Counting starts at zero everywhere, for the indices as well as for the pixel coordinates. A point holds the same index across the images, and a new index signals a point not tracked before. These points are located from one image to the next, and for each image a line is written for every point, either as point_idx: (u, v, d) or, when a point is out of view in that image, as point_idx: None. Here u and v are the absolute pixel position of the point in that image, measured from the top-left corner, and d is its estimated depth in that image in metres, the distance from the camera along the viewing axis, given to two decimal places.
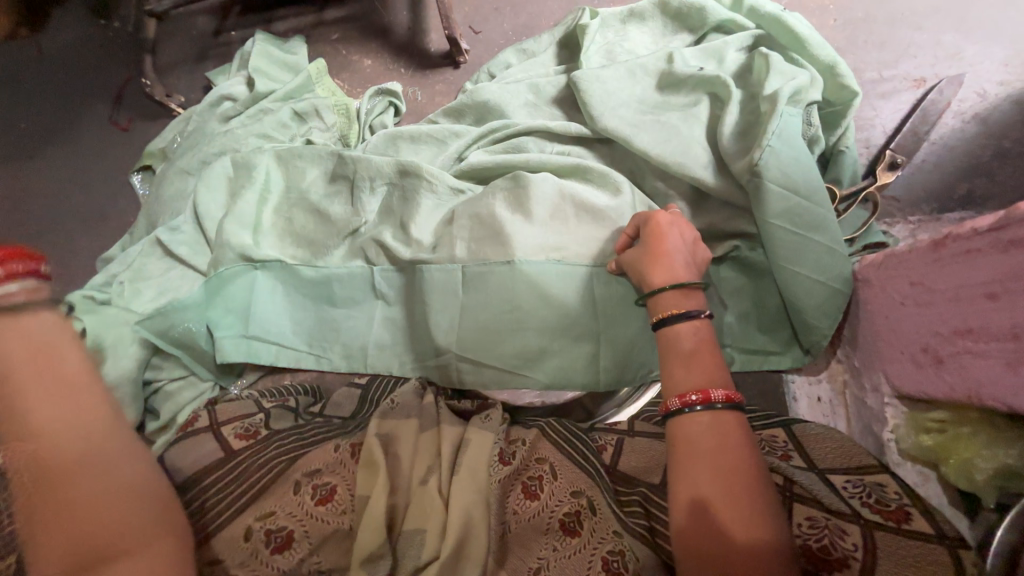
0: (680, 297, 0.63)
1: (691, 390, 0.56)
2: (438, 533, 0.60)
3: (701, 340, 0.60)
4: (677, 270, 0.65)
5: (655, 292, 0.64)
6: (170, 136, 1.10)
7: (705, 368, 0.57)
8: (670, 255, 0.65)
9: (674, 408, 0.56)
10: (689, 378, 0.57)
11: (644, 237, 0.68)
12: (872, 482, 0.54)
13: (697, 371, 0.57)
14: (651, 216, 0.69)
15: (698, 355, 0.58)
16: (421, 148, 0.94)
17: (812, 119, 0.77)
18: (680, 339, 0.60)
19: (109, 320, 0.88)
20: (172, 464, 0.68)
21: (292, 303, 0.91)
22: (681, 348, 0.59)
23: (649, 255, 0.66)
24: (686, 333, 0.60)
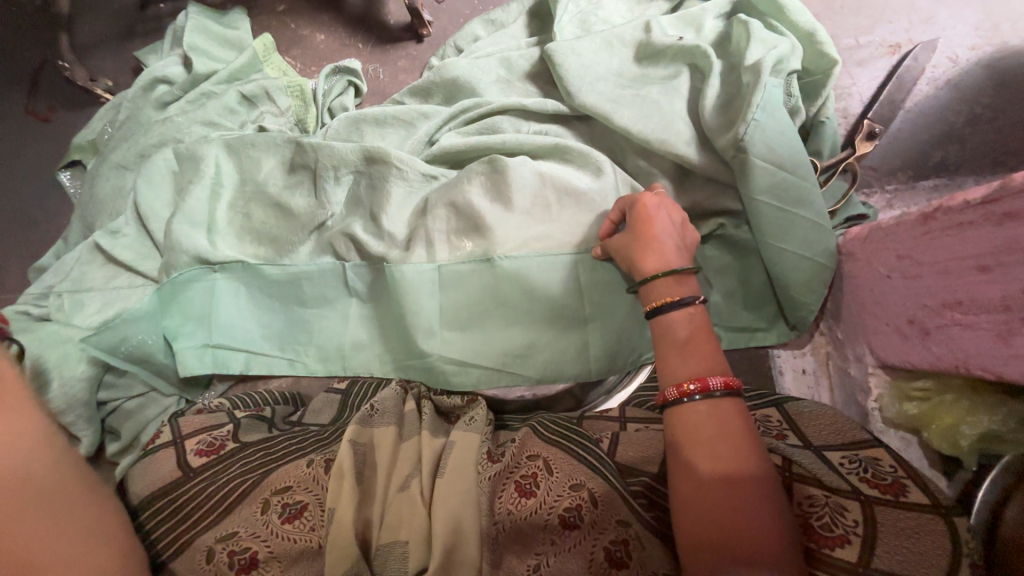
0: (672, 283, 0.61)
1: (688, 380, 0.54)
2: (424, 541, 0.58)
3: (695, 326, 0.58)
4: (667, 254, 0.63)
5: (647, 280, 0.62)
6: (101, 127, 0.99)
7: (700, 355, 0.56)
8: (659, 239, 0.63)
9: (672, 398, 0.55)
10: (686, 366, 0.56)
11: (631, 222, 0.66)
12: (867, 456, 0.58)
13: (694, 358, 0.56)
14: (636, 199, 0.67)
15: (693, 343, 0.57)
16: (388, 132, 0.87)
17: (792, 90, 0.75)
18: (675, 327, 0.58)
19: (49, 338, 0.79)
20: (133, 483, 0.65)
21: (258, 306, 0.85)
22: (675, 338, 0.58)
23: (637, 241, 0.64)
24: (680, 321, 0.58)
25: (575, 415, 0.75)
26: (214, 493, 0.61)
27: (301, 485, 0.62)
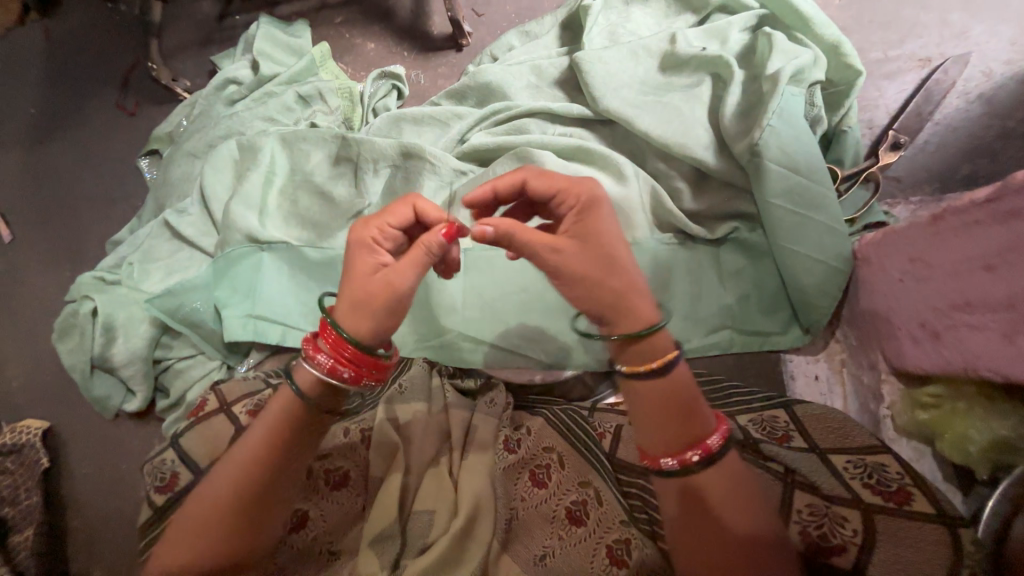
0: (646, 347, 0.50)
1: (687, 450, 0.49)
2: (448, 512, 0.65)
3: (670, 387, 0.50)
4: (610, 240, 0.50)
5: (636, 337, 0.50)
6: (177, 120, 1.12)
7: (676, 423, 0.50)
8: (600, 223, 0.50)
9: (670, 467, 0.49)
10: (667, 437, 0.49)
11: (575, 222, 0.51)
12: (874, 462, 0.55)
13: (682, 426, 0.49)
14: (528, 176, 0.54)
15: (668, 411, 0.50)
16: (424, 130, 0.94)
17: (816, 99, 0.76)
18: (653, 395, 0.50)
19: (119, 299, 0.91)
20: (190, 447, 0.69)
21: (298, 283, 0.93)
22: (666, 403, 0.50)
23: (580, 226, 0.51)
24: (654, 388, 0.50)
25: (585, 405, 0.77)
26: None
27: (341, 452, 0.69)
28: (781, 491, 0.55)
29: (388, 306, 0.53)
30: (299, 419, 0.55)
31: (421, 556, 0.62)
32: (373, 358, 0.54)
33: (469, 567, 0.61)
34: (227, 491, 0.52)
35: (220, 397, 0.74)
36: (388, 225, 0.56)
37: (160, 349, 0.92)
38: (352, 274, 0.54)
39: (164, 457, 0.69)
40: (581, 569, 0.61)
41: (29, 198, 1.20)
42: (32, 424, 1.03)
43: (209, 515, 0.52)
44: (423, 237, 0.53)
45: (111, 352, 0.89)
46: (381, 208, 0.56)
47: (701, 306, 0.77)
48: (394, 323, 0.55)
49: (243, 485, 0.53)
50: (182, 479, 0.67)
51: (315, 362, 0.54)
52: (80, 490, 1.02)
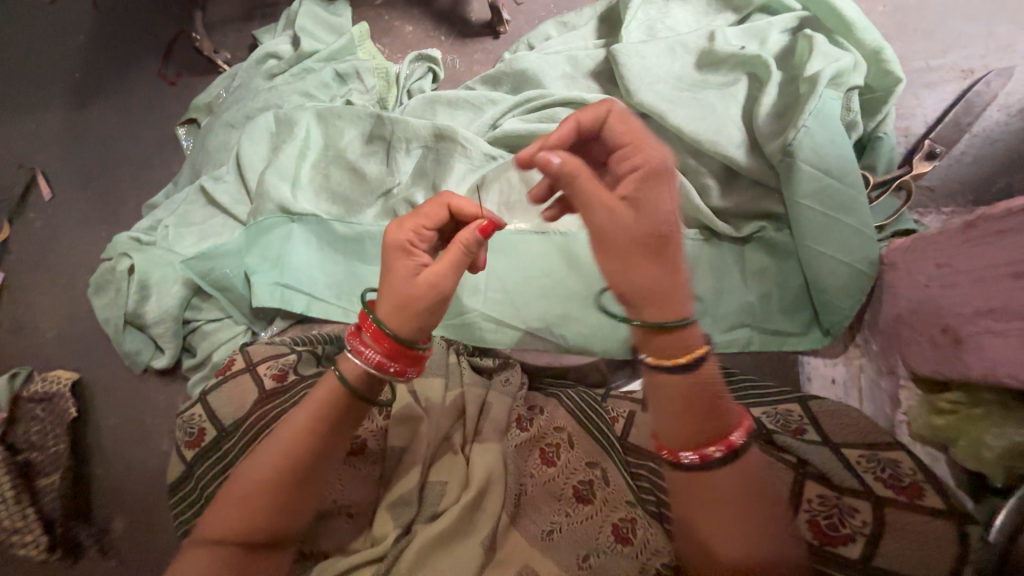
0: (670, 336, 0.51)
1: (710, 444, 0.50)
2: (460, 484, 0.67)
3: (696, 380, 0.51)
4: (667, 212, 0.54)
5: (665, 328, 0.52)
6: (217, 91, 1.15)
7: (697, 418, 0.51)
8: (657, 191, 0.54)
9: (690, 462, 0.50)
10: (692, 432, 0.51)
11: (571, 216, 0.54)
12: (887, 458, 0.57)
13: (705, 422, 0.51)
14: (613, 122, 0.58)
15: (692, 405, 0.51)
16: (457, 114, 0.96)
17: (852, 104, 0.76)
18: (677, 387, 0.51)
19: (155, 259, 0.94)
20: (219, 406, 0.72)
21: (325, 256, 0.96)
22: (695, 399, 0.51)
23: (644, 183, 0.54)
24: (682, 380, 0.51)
25: (599, 390, 0.78)
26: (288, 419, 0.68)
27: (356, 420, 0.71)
28: (793, 481, 0.56)
29: (423, 300, 0.55)
30: (333, 408, 0.59)
31: (431, 524, 0.64)
32: (405, 346, 0.57)
33: (478, 536, 0.64)
34: (264, 471, 0.57)
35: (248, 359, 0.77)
36: (425, 222, 0.58)
37: (190, 310, 0.95)
38: (390, 274, 0.57)
39: (193, 413, 0.72)
40: (584, 543, 0.63)
41: (71, 158, 1.24)
42: (63, 375, 1.08)
43: (257, 486, 0.57)
44: (461, 239, 0.55)
45: (144, 310, 0.93)
46: (415, 209, 0.58)
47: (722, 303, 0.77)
48: (432, 321, 0.58)
49: (284, 464, 0.57)
50: (209, 435, 0.70)
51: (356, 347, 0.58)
52: (104, 441, 1.06)
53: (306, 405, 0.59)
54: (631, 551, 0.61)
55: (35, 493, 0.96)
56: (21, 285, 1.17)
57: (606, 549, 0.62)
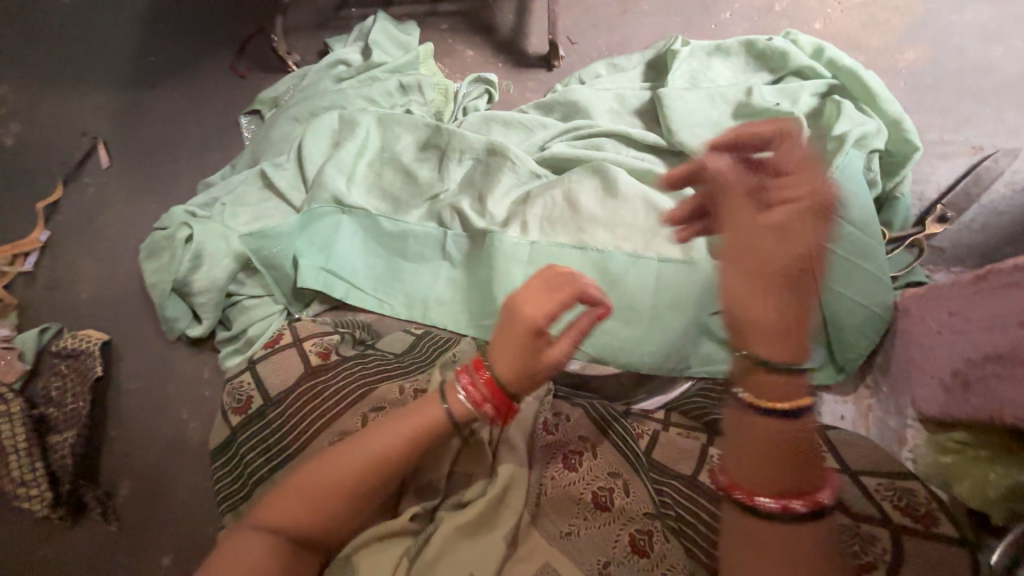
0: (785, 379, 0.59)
1: (769, 492, 0.55)
2: (484, 478, 0.72)
3: (759, 425, 0.57)
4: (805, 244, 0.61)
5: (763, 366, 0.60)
6: (284, 88, 1.24)
7: (781, 464, 0.55)
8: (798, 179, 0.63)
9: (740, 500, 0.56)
10: (760, 472, 0.56)
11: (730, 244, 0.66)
12: (904, 487, 0.60)
13: (767, 474, 0.56)
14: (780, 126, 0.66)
15: (768, 444, 0.56)
16: (510, 133, 1.04)
17: (873, 164, 0.84)
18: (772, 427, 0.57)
19: (209, 230, 0.99)
20: (265, 375, 0.78)
21: (369, 249, 1.02)
22: (760, 446, 0.57)
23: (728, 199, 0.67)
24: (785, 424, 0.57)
25: (623, 406, 0.83)
26: (331, 396, 0.74)
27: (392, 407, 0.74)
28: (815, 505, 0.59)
29: (531, 364, 0.62)
30: (438, 424, 0.63)
31: (458, 513, 0.69)
32: (509, 398, 0.64)
33: (502, 529, 0.68)
34: (361, 464, 0.61)
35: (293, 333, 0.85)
36: (552, 292, 0.61)
37: (234, 284, 1.00)
38: (509, 334, 0.63)
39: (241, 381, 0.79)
40: (602, 551, 0.66)
41: (134, 132, 1.32)
42: (92, 335, 1.10)
43: (320, 490, 0.60)
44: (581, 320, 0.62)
45: (192, 277, 0.97)
46: (545, 283, 0.61)
47: None
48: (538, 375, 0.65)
49: (354, 477, 0.61)
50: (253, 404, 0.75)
51: (464, 386, 0.64)
52: (123, 403, 1.08)
53: (395, 423, 0.64)
54: (647, 562, 0.65)
55: (49, 447, 0.98)
56: (65, 243, 1.21)
57: (623, 558, 0.66)
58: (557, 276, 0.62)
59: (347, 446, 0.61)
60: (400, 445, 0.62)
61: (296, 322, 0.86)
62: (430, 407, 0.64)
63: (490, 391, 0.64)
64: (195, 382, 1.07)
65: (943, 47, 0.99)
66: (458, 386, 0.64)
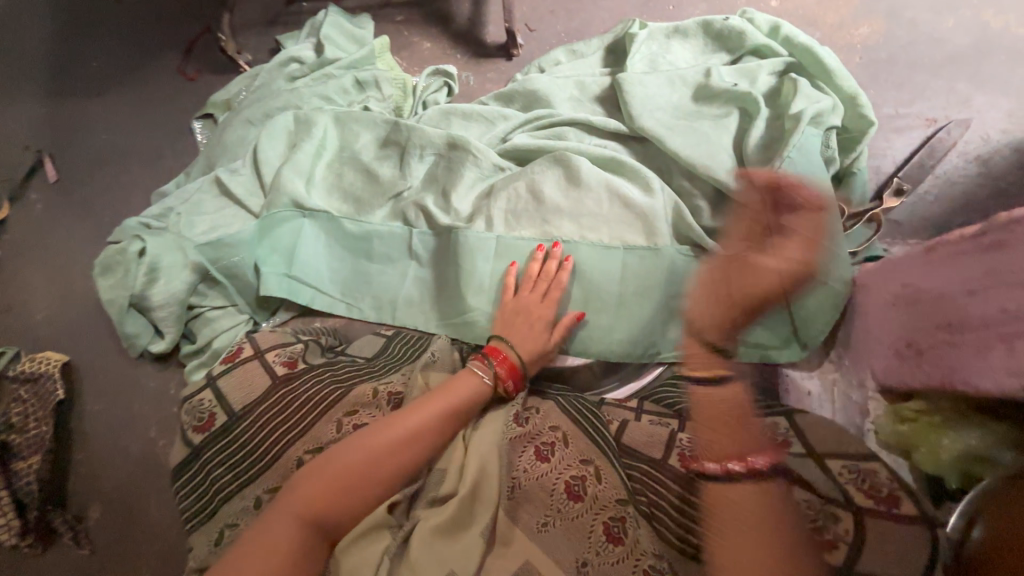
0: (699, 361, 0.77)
1: (722, 458, 0.64)
2: (455, 475, 0.72)
3: (710, 407, 0.70)
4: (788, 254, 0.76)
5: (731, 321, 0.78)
6: (236, 90, 1.19)
7: (727, 436, 0.67)
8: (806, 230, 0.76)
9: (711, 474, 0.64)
10: (725, 448, 0.66)
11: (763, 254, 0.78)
12: (867, 468, 0.64)
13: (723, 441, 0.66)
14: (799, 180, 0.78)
15: (720, 417, 0.69)
16: (471, 126, 1.02)
17: (830, 142, 0.84)
18: (733, 409, 0.70)
19: (164, 243, 0.96)
20: (225, 390, 0.71)
21: (336, 252, 1.00)
22: (722, 417, 0.69)
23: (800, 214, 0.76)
24: (732, 405, 0.70)
25: (593, 399, 0.84)
26: (303, 404, 0.73)
27: (366, 409, 0.75)
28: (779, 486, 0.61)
29: (544, 343, 0.84)
30: (455, 409, 0.75)
31: (434, 512, 0.69)
32: (524, 376, 0.82)
33: (478, 527, 0.68)
34: (381, 449, 0.69)
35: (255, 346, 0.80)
36: (538, 284, 0.86)
37: (195, 297, 0.97)
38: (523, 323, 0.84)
39: (201, 398, 0.71)
40: (579, 543, 0.65)
41: (78, 142, 1.25)
42: (52, 356, 1.06)
43: (352, 469, 0.67)
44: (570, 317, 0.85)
45: (150, 292, 0.93)
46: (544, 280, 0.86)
47: None
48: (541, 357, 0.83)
49: (390, 453, 0.69)
50: (219, 423, 0.69)
51: (492, 371, 0.79)
52: (92, 423, 1.05)
53: (429, 407, 0.74)
54: (621, 550, 0.64)
55: (12, 475, 0.94)
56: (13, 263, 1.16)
57: (599, 548, 0.65)
58: (536, 269, 0.86)
59: (386, 423, 0.71)
60: (436, 422, 0.73)
61: (256, 333, 0.82)
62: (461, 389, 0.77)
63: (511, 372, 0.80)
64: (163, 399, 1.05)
65: (896, 20, 0.99)
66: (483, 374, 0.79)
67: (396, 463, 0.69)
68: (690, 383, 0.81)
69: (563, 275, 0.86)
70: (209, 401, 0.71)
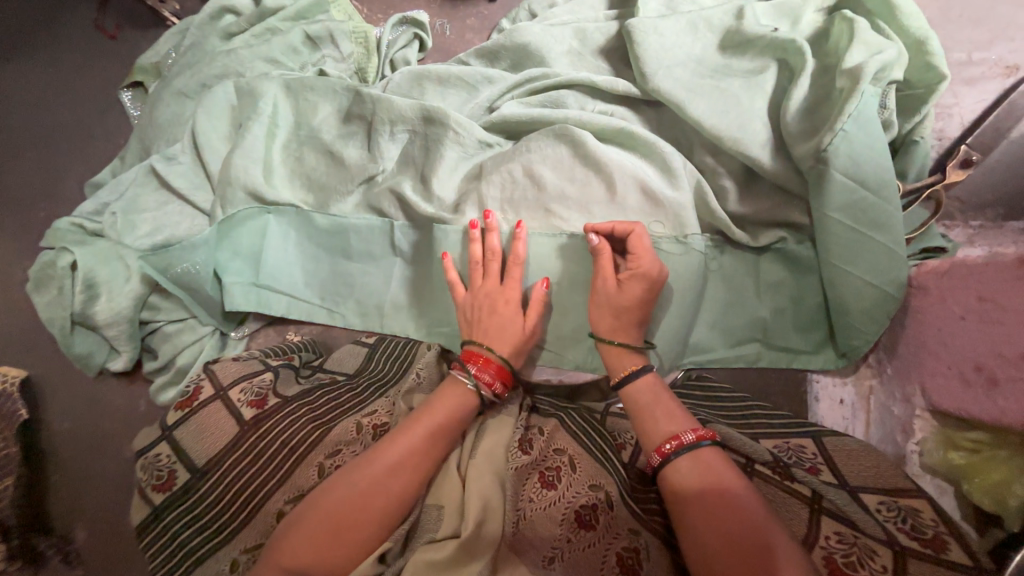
0: (626, 353, 0.66)
1: (664, 441, 0.57)
2: (456, 515, 0.60)
3: (644, 395, 0.62)
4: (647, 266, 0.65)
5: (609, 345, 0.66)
6: (166, 51, 0.99)
7: (670, 412, 0.60)
8: (645, 303, 0.65)
9: (656, 462, 0.56)
10: (660, 428, 0.58)
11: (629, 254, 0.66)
12: (907, 506, 0.52)
13: (667, 417, 0.59)
14: (635, 237, 0.66)
15: (643, 408, 0.61)
16: (449, 93, 0.84)
17: (888, 101, 0.68)
18: (636, 397, 0.62)
19: (103, 253, 0.83)
20: (187, 443, 0.62)
21: (304, 251, 0.87)
22: (640, 402, 0.62)
23: (624, 296, 0.65)
24: (643, 391, 0.63)
25: (599, 409, 0.77)
26: (277, 449, 0.63)
27: (351, 447, 0.64)
28: (806, 517, 0.53)
29: (522, 332, 0.70)
30: (444, 426, 0.64)
31: (429, 548, 0.58)
32: (513, 376, 0.69)
33: (480, 566, 0.56)
34: (361, 488, 0.58)
35: (214, 382, 0.68)
36: (489, 266, 0.72)
37: (147, 311, 0.85)
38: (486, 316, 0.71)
39: (157, 453, 0.62)
40: None
41: None
42: (8, 372, 0.95)
43: (339, 506, 0.56)
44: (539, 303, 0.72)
45: (93, 310, 0.81)
46: (482, 262, 0.73)
47: (732, 316, 0.75)
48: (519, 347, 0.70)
49: (380, 481, 0.58)
50: (180, 480, 0.60)
51: (473, 375, 0.67)
52: (61, 443, 0.95)
53: (414, 424, 0.63)
54: None
55: None
56: None
57: None
58: (478, 251, 0.73)
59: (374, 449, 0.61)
60: (426, 439, 0.62)
61: (215, 364, 0.71)
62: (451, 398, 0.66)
63: (482, 368, 0.67)
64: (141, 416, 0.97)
65: None
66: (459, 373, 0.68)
67: (388, 494, 0.58)
68: (709, 395, 0.72)
69: (518, 247, 0.72)
70: (170, 459, 0.61)
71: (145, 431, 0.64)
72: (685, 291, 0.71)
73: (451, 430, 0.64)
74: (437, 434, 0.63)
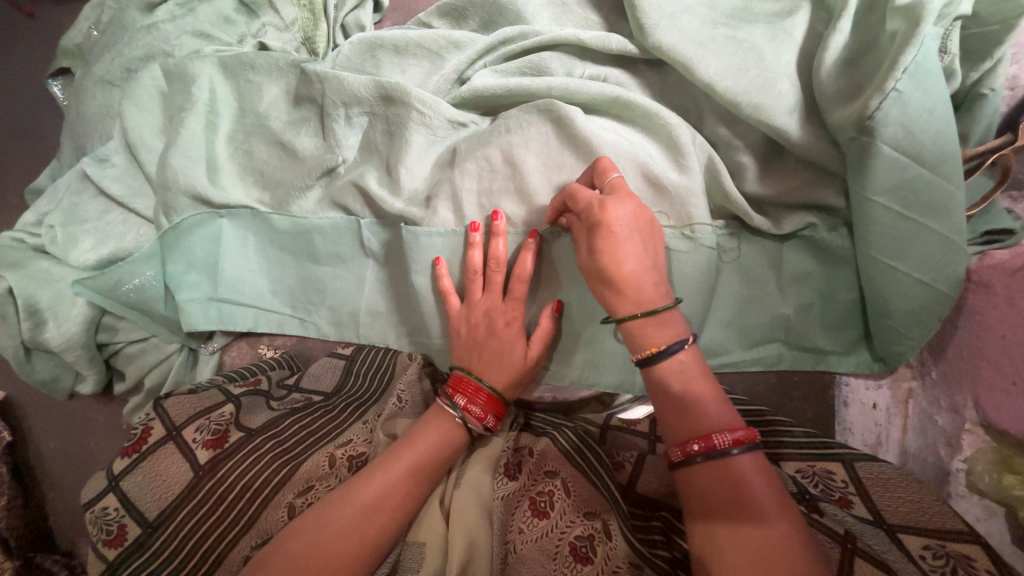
0: (654, 325, 0.50)
1: (693, 438, 0.46)
2: (439, 555, 0.53)
3: (674, 379, 0.48)
4: (625, 218, 0.52)
5: (624, 323, 0.51)
6: (86, 28, 0.88)
7: (715, 398, 0.48)
8: (629, 241, 0.51)
9: (677, 460, 0.46)
10: (689, 423, 0.47)
11: (592, 207, 0.53)
12: (958, 552, 0.44)
13: (700, 416, 0.47)
14: (574, 190, 0.56)
15: (676, 400, 0.48)
16: (409, 64, 0.73)
17: (951, 44, 0.52)
18: (664, 384, 0.49)
19: (40, 277, 0.75)
20: (138, 495, 0.57)
21: (265, 257, 0.77)
22: (670, 392, 0.48)
23: (600, 247, 0.51)
24: (672, 375, 0.48)
25: (598, 422, 0.68)
26: (239, 492, 0.57)
27: (324, 484, 0.58)
28: (839, 557, 0.45)
29: (523, 359, 0.62)
30: (428, 458, 0.56)
31: None
32: (506, 404, 0.62)
33: None
34: (335, 531, 0.49)
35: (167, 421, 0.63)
36: (492, 279, 0.63)
37: (103, 333, 0.78)
38: (480, 338, 0.63)
39: (104, 506, 0.57)
40: None
41: None
42: None
43: (305, 555, 0.47)
44: (545, 319, 0.64)
45: (42, 338, 0.75)
46: (479, 273, 0.64)
47: (750, 313, 0.65)
48: (514, 370, 0.62)
49: (357, 524, 0.50)
50: (130, 535, 0.55)
51: (461, 408, 0.60)
52: (48, 462, 0.88)
53: (393, 454, 0.56)
54: None
55: None
56: None
57: None
58: (478, 257, 0.63)
59: (349, 487, 0.53)
60: (409, 472, 0.54)
61: (167, 400, 0.65)
62: (438, 427, 0.59)
63: (470, 398, 0.60)
64: (119, 433, 0.86)
65: None
66: (444, 401, 0.61)
67: (366, 538, 0.50)
68: None
69: (496, 245, 0.62)
70: (118, 512, 0.56)
71: (94, 480, 0.60)
72: (695, 292, 0.61)
73: (435, 460, 0.56)
74: (422, 465, 0.55)
